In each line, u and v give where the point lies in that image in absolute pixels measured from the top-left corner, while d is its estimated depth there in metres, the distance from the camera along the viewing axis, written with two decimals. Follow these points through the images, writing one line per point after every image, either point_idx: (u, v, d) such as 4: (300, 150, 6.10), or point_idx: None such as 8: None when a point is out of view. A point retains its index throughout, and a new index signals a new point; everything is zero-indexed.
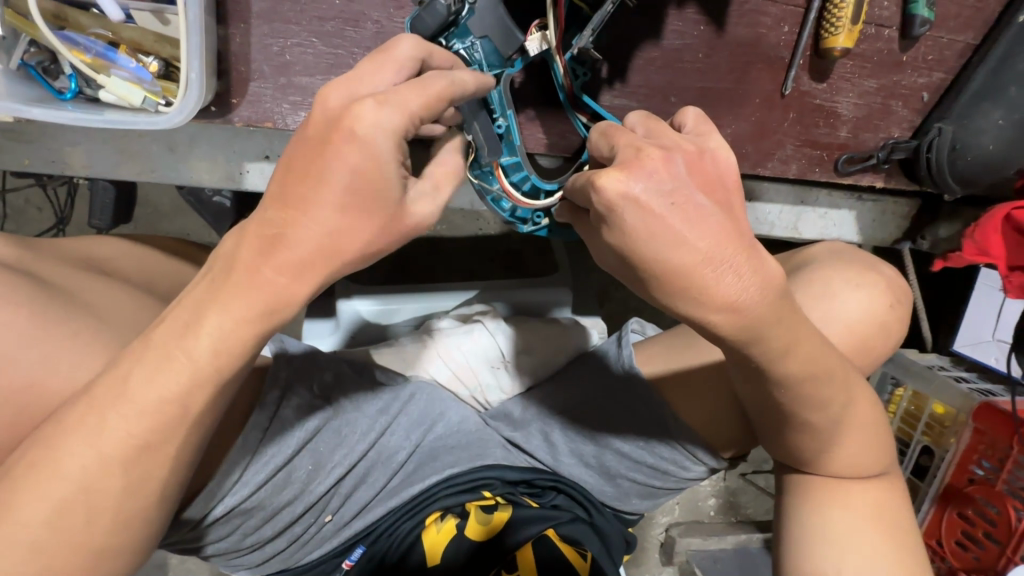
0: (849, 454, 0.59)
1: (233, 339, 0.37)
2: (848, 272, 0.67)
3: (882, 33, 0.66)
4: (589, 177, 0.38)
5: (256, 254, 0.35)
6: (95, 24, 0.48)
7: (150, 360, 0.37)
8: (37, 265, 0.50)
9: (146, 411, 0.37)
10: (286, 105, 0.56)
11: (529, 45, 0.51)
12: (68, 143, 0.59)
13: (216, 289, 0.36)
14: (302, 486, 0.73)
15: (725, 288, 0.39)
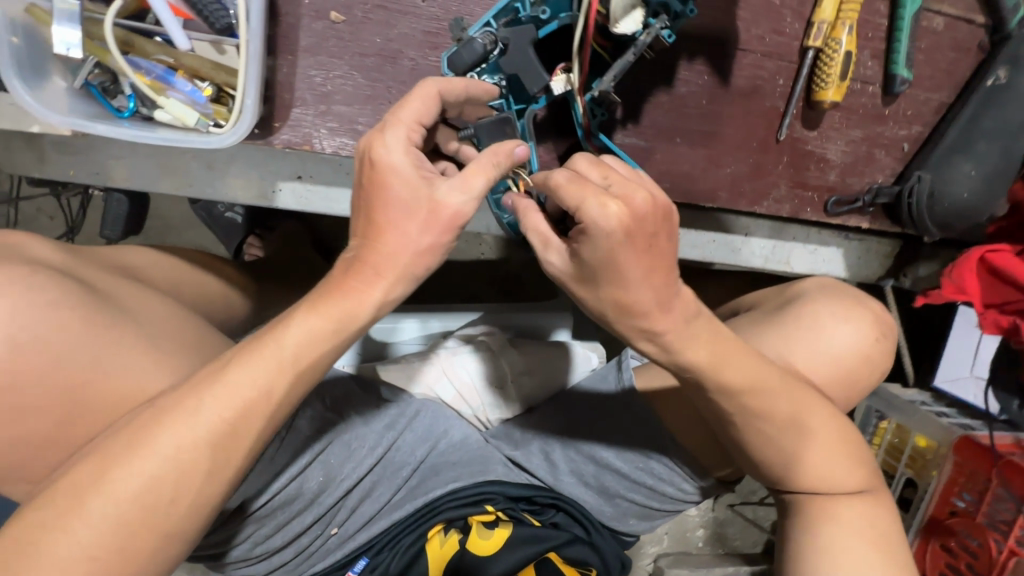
0: (834, 474, 0.63)
1: (312, 345, 0.48)
2: (836, 306, 0.71)
3: (867, 89, 0.73)
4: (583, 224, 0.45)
5: (354, 274, 0.48)
6: (159, 51, 0.52)
7: (260, 351, 0.47)
8: (81, 269, 0.56)
9: (229, 404, 0.46)
10: (324, 130, 0.60)
11: (553, 84, 0.57)
12: (112, 156, 0.63)
13: (316, 303, 0.48)
14: (313, 496, 0.78)
15: (657, 313, 0.49)
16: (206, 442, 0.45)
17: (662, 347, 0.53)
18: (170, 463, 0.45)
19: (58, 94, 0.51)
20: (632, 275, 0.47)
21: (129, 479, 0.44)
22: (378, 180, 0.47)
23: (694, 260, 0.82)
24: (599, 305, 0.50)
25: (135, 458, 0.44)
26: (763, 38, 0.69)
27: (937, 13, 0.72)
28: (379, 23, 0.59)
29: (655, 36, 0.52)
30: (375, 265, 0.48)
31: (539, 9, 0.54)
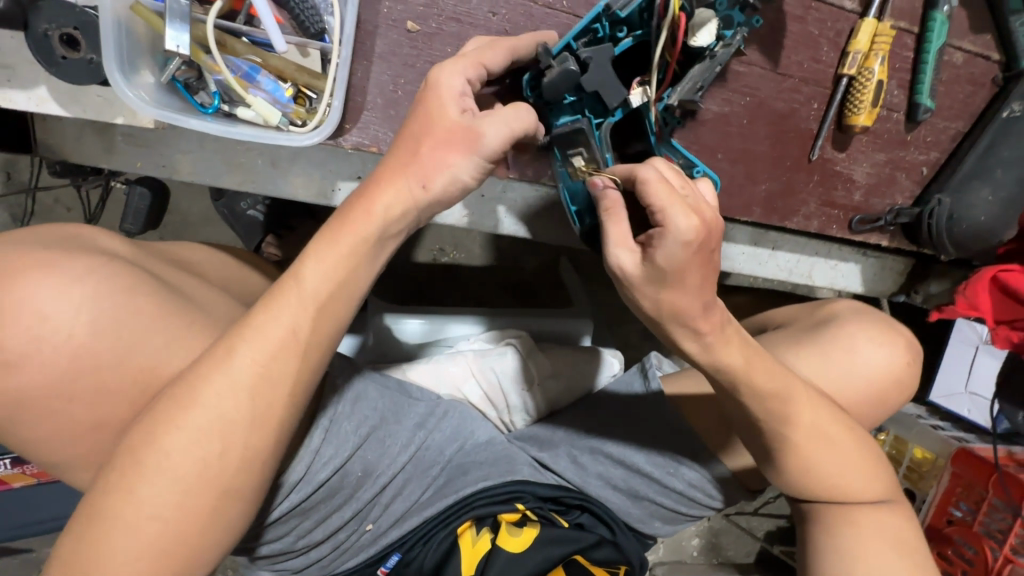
0: (859, 481, 0.67)
1: (329, 277, 0.48)
2: (873, 330, 0.78)
3: (892, 115, 0.78)
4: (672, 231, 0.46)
5: (377, 211, 0.48)
6: (247, 52, 0.54)
7: (284, 291, 0.48)
8: (148, 262, 0.59)
9: (264, 352, 0.47)
10: (391, 133, 0.63)
11: (632, 99, 0.60)
12: (179, 150, 0.64)
13: (331, 234, 0.48)
14: (351, 492, 0.80)
15: (704, 317, 0.52)
16: (246, 388, 0.46)
17: (726, 349, 0.56)
18: (216, 414, 0.46)
19: (147, 87, 0.53)
20: (690, 278, 0.49)
21: (180, 437, 0.45)
22: (428, 110, 0.49)
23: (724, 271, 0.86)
24: (649, 305, 0.52)
25: (181, 415, 0.45)
26: (801, 64, 0.73)
27: (958, 48, 0.77)
28: (450, 34, 0.62)
29: (732, 47, 0.61)
30: (385, 185, 0.49)
31: (616, 28, 0.59)
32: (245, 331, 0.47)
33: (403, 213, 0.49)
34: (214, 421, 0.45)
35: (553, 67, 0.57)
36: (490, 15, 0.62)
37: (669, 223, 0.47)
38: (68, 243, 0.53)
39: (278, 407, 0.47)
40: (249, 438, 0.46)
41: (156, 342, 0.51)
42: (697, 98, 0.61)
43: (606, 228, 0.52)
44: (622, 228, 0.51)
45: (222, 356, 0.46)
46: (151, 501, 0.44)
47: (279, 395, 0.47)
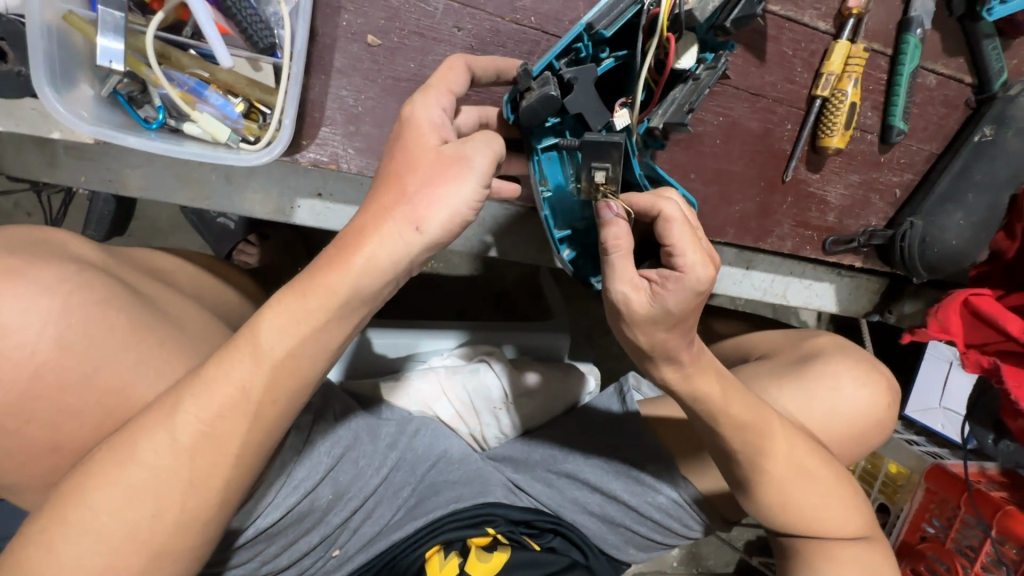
0: (832, 512, 0.66)
1: (286, 334, 0.44)
2: (855, 369, 0.79)
3: (866, 137, 0.78)
4: (689, 268, 0.45)
5: (333, 267, 0.44)
6: (194, 65, 0.51)
7: (247, 345, 0.44)
8: (119, 269, 0.54)
9: (214, 409, 0.44)
10: (351, 150, 0.60)
11: (616, 121, 0.57)
12: (128, 165, 0.61)
13: (295, 286, 0.45)
14: (320, 516, 0.75)
15: (688, 352, 0.52)
16: (188, 449, 0.44)
17: (701, 380, 0.55)
18: (153, 473, 0.43)
19: (84, 101, 0.50)
20: (690, 322, 0.49)
21: (111, 493, 0.42)
22: (404, 152, 0.46)
23: None
24: (646, 340, 0.50)
25: (116, 471, 0.43)
26: (775, 85, 0.72)
27: (931, 71, 0.77)
28: (414, 49, 0.59)
29: (716, 71, 0.58)
30: (359, 228, 0.44)
31: (599, 49, 0.57)
32: (193, 386, 0.44)
33: (389, 260, 0.44)
34: (149, 479, 0.43)
35: (532, 90, 0.53)
36: (456, 30, 0.60)
37: (686, 266, 0.46)
38: (33, 249, 0.47)
39: (222, 465, 0.45)
40: (186, 500, 0.44)
41: (127, 362, 0.47)
42: (685, 120, 0.57)
43: (610, 264, 0.48)
44: (628, 264, 0.48)
45: (167, 412, 0.44)
46: (81, 546, 0.42)
47: (221, 458, 0.45)
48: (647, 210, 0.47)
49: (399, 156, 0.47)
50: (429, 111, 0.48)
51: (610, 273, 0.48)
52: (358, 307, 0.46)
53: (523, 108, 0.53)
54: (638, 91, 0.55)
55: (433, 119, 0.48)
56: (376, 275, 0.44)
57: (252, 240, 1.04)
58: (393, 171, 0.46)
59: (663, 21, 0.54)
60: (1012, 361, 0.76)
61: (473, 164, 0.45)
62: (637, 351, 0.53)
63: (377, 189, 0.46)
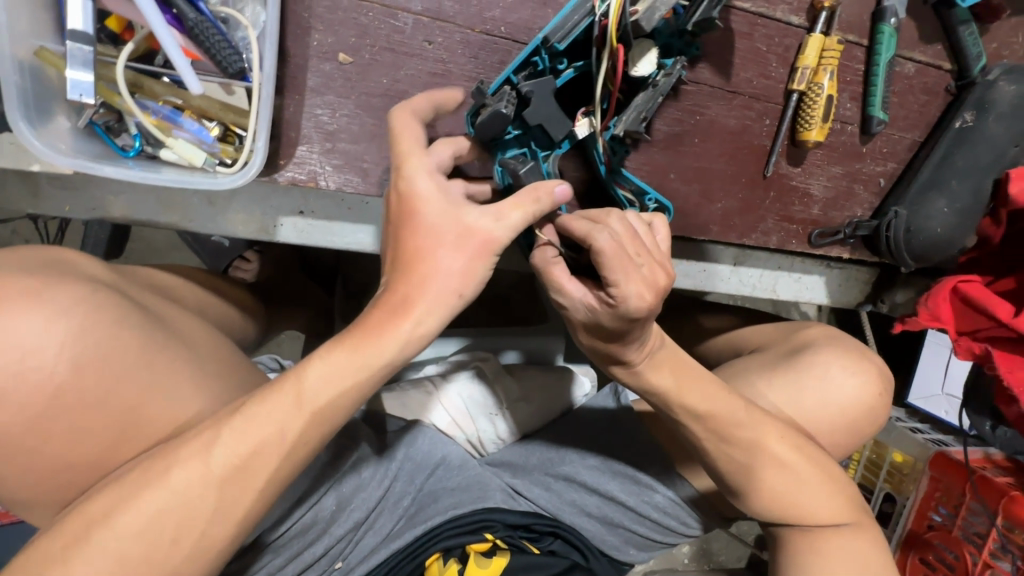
0: (812, 503, 0.67)
1: (330, 384, 0.46)
2: (845, 359, 0.79)
3: (846, 128, 0.77)
4: (623, 299, 0.49)
5: (382, 326, 0.47)
6: (167, 93, 0.52)
7: (295, 391, 0.46)
8: (128, 287, 0.53)
9: (245, 444, 0.44)
10: (329, 167, 0.61)
11: (578, 130, 0.61)
12: (110, 192, 0.62)
13: (345, 339, 0.47)
14: (323, 528, 0.75)
15: (636, 354, 0.58)
16: (219, 479, 0.44)
17: (656, 373, 0.61)
18: (179, 502, 0.43)
19: (61, 134, 0.51)
20: (631, 336, 0.54)
21: (131, 518, 0.42)
22: (418, 222, 0.48)
23: (685, 289, 0.84)
24: (589, 336, 0.57)
25: (139, 495, 0.42)
26: (751, 81, 0.72)
27: (909, 59, 0.77)
28: (385, 64, 0.60)
29: (674, 77, 0.59)
30: (404, 294, 0.47)
31: (558, 61, 0.58)
32: (235, 420, 0.45)
33: (434, 323, 0.48)
34: (174, 507, 0.43)
35: (486, 107, 0.54)
36: (426, 43, 0.61)
37: (622, 297, 0.49)
38: (48, 269, 0.46)
39: (241, 501, 0.45)
40: (206, 529, 0.44)
41: None
42: (641, 128, 0.57)
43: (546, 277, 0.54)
44: (565, 278, 0.54)
45: (205, 445, 0.44)
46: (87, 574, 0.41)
47: (243, 494, 0.45)
48: (583, 238, 0.50)
49: (402, 223, 0.49)
50: (423, 171, 0.49)
51: (552, 284, 0.54)
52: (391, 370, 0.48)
53: (477, 122, 0.55)
54: (597, 100, 0.56)
55: (429, 178, 0.49)
56: (415, 342, 0.47)
57: (249, 256, 1.01)
58: (416, 231, 0.48)
59: (612, 33, 0.53)
60: (1003, 347, 0.75)
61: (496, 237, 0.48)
62: (599, 352, 0.59)
63: (407, 247, 0.48)
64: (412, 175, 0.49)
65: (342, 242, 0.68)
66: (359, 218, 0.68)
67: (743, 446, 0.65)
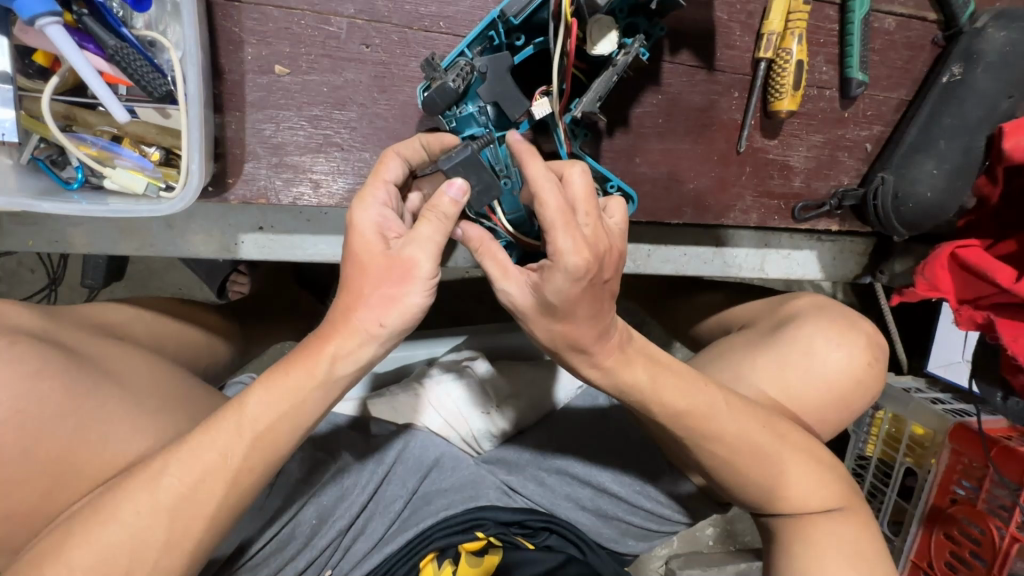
0: (796, 491, 0.66)
1: (272, 411, 0.46)
2: (829, 330, 0.77)
3: (824, 93, 0.73)
4: (558, 251, 0.46)
5: (319, 353, 0.47)
6: (102, 122, 0.52)
7: (237, 416, 0.46)
8: (58, 332, 0.53)
9: (191, 469, 0.45)
10: (279, 182, 0.60)
11: (536, 110, 0.54)
12: (70, 224, 0.63)
13: (286, 364, 0.48)
14: (305, 542, 0.77)
15: (598, 344, 0.54)
16: (167, 507, 0.44)
17: (631, 368, 0.58)
18: (133, 533, 0.43)
19: (6, 173, 0.51)
20: (580, 313, 0.51)
21: (85, 551, 0.42)
22: (351, 253, 0.48)
23: (668, 274, 0.82)
24: (545, 334, 0.53)
25: (98, 529, 0.43)
26: (714, 54, 0.69)
27: (888, 13, 0.72)
28: (324, 71, 0.59)
29: (632, 55, 0.55)
30: (333, 324, 0.48)
31: (513, 36, 0.55)
32: (180, 451, 0.45)
33: (357, 354, 0.48)
34: (128, 537, 0.43)
35: (436, 80, 0.52)
36: (364, 47, 0.59)
37: (559, 253, 0.47)
38: None
39: (192, 531, 0.45)
40: (158, 559, 0.44)
41: (67, 429, 0.46)
42: (596, 109, 0.55)
43: (484, 264, 0.52)
44: (505, 262, 0.52)
45: (152, 475, 0.44)
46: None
47: (196, 520, 0.45)
48: (530, 183, 0.48)
49: (349, 267, 0.49)
50: (366, 211, 0.49)
51: (491, 271, 0.52)
52: (334, 388, 0.49)
53: (426, 98, 0.53)
54: (553, 78, 0.53)
55: (373, 219, 0.49)
56: (347, 363, 0.48)
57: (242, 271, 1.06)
58: (351, 261, 0.48)
59: (565, 7, 0.51)
60: (1006, 314, 0.70)
61: (418, 264, 0.48)
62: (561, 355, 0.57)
63: (344, 276, 0.49)
64: (354, 211, 0.49)
65: (305, 255, 0.68)
66: (320, 230, 0.67)
67: (723, 437, 0.62)
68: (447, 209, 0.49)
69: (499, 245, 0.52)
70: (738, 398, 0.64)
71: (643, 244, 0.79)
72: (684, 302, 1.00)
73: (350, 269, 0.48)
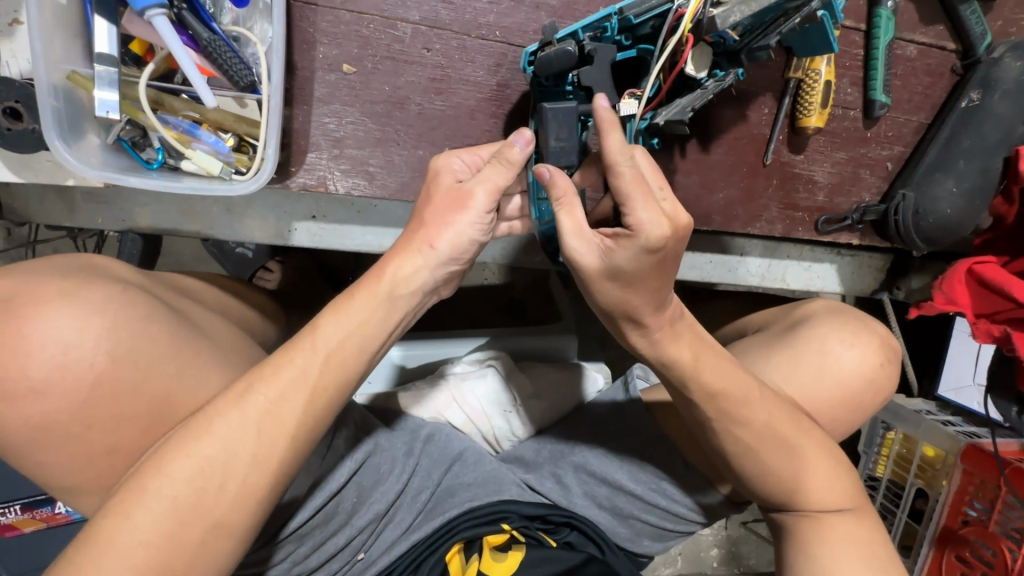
0: (816, 487, 0.69)
1: (339, 331, 0.52)
2: (844, 333, 0.79)
3: (848, 113, 0.77)
4: (640, 227, 0.50)
5: (386, 278, 0.54)
6: (186, 108, 0.56)
7: (312, 341, 0.52)
8: (159, 290, 0.59)
9: (274, 395, 0.50)
10: (337, 173, 0.64)
11: (621, 107, 0.59)
12: (138, 204, 0.67)
13: (354, 289, 0.54)
14: (346, 518, 0.78)
15: (652, 316, 0.57)
16: (255, 423, 0.49)
17: (676, 344, 0.60)
18: (223, 448, 0.48)
19: (92, 150, 0.55)
20: (648, 281, 0.54)
21: (183, 463, 0.47)
22: (427, 184, 0.58)
23: (693, 280, 0.86)
24: (608, 299, 0.56)
25: (192, 444, 0.48)
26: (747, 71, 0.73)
27: (910, 41, 0.76)
28: (387, 72, 0.63)
29: (724, 84, 0.61)
30: (403, 243, 0.56)
31: (622, 36, 0.60)
32: (263, 373, 0.50)
33: (411, 268, 0.55)
34: (219, 452, 0.48)
35: (552, 44, 0.56)
36: (425, 51, 0.64)
37: (639, 224, 0.50)
38: (79, 274, 0.51)
39: (278, 446, 0.50)
40: (248, 475, 0.49)
41: (133, 391, 0.49)
42: (685, 118, 0.58)
43: (559, 219, 0.54)
44: (575, 228, 0.53)
45: (239, 394, 0.50)
46: (120, 558, 0.45)
47: (279, 438, 0.50)
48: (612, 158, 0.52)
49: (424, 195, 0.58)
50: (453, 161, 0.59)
51: (564, 231, 0.53)
52: (395, 306, 0.55)
53: (540, 57, 0.57)
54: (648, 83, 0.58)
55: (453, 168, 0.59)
56: (406, 283, 0.55)
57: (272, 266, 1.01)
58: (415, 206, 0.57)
59: (686, 23, 0.56)
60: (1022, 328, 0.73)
61: (474, 198, 0.56)
62: (612, 325, 0.60)
63: (413, 218, 0.57)
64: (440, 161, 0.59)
65: (353, 245, 0.72)
66: (368, 221, 0.71)
67: (752, 429, 0.65)
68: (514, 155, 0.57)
69: (577, 201, 0.54)
70: (766, 391, 0.67)
71: None
72: (704, 313, 1.03)
73: (415, 215, 0.57)
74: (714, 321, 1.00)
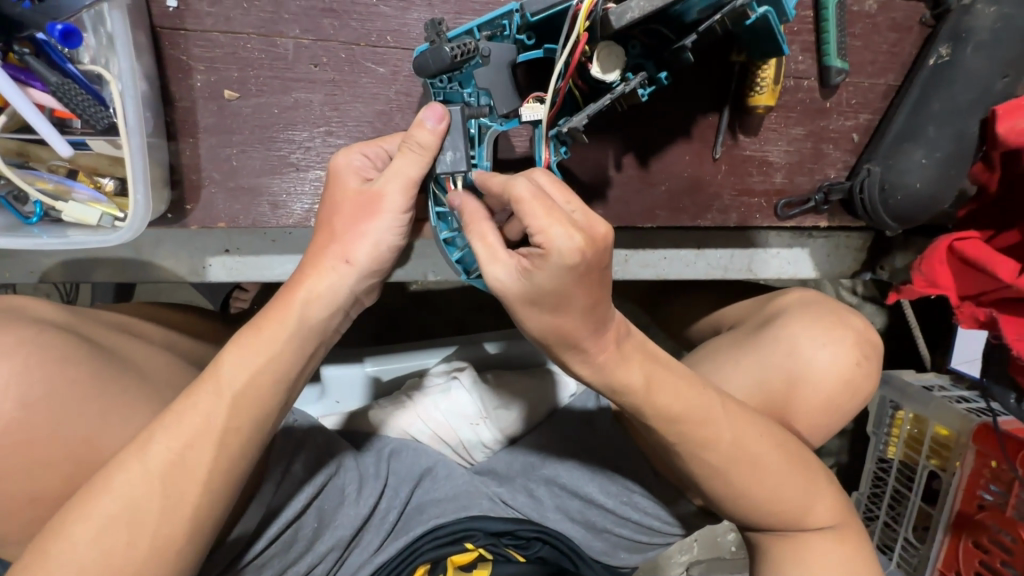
0: (788, 501, 0.63)
1: (248, 368, 0.48)
2: (815, 329, 0.73)
3: (802, 84, 0.69)
4: (546, 246, 0.43)
5: (298, 305, 0.51)
6: (54, 157, 0.54)
7: (216, 383, 0.47)
8: (82, 326, 0.55)
9: (178, 441, 0.45)
10: (236, 207, 0.61)
11: (524, 111, 0.54)
12: (46, 254, 0.66)
13: (258, 322, 0.50)
14: (308, 544, 0.72)
15: (594, 341, 0.50)
16: (159, 474, 0.45)
17: (628, 369, 0.53)
18: (124, 503, 0.44)
19: None
20: (575, 301, 0.47)
21: (79, 522, 0.43)
22: (331, 191, 0.56)
23: (648, 279, 0.79)
24: (536, 326, 0.50)
25: (94, 498, 0.43)
26: None
27: None
28: (275, 92, 0.59)
29: (631, 89, 0.54)
30: (310, 265, 0.54)
31: (524, 34, 0.54)
32: (166, 419, 0.46)
33: (328, 290, 0.53)
34: (121, 507, 0.43)
35: (435, 37, 0.50)
36: (313, 66, 0.59)
37: (549, 242, 0.44)
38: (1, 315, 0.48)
39: (189, 496, 0.45)
40: (157, 527, 0.44)
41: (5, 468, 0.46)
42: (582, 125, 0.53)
43: (473, 246, 0.49)
44: (490, 253, 0.48)
45: (141, 442, 0.45)
46: None
47: (189, 488, 0.45)
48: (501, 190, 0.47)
49: (327, 205, 0.57)
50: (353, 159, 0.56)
51: (483, 257, 0.48)
52: (309, 333, 0.52)
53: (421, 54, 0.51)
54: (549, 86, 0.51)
55: (354, 168, 0.56)
56: (320, 304, 0.52)
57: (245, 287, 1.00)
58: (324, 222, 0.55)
59: (582, 19, 0.49)
60: (1009, 311, 0.66)
61: (386, 196, 0.54)
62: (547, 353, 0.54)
63: (317, 237, 0.55)
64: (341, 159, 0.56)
65: (274, 275, 0.68)
66: (285, 249, 0.68)
67: (712, 445, 0.59)
68: (424, 140, 0.52)
69: (490, 226, 0.49)
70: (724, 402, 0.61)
71: (620, 250, 0.77)
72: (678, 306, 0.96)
73: (324, 232, 0.55)
74: (687, 315, 0.94)
